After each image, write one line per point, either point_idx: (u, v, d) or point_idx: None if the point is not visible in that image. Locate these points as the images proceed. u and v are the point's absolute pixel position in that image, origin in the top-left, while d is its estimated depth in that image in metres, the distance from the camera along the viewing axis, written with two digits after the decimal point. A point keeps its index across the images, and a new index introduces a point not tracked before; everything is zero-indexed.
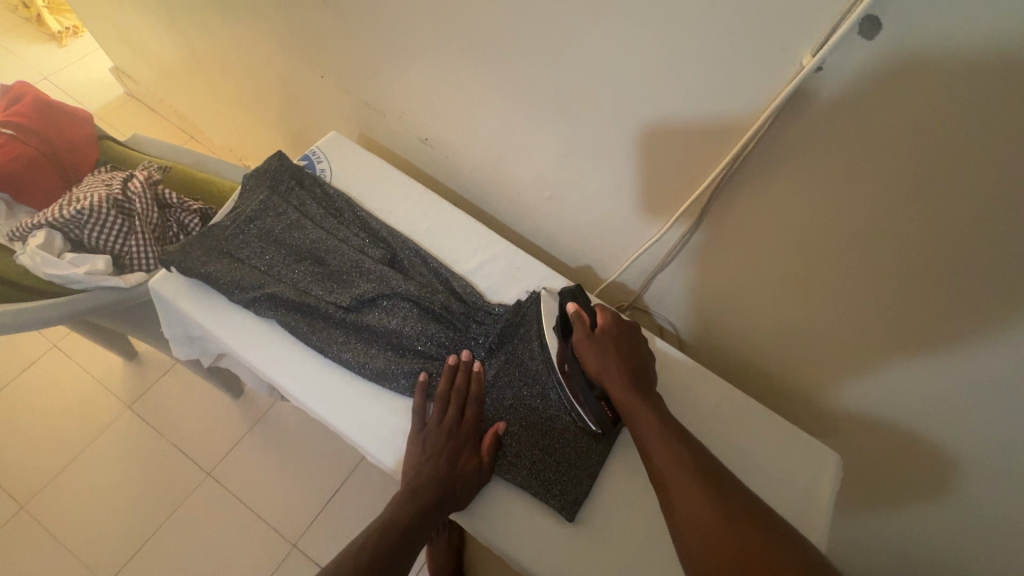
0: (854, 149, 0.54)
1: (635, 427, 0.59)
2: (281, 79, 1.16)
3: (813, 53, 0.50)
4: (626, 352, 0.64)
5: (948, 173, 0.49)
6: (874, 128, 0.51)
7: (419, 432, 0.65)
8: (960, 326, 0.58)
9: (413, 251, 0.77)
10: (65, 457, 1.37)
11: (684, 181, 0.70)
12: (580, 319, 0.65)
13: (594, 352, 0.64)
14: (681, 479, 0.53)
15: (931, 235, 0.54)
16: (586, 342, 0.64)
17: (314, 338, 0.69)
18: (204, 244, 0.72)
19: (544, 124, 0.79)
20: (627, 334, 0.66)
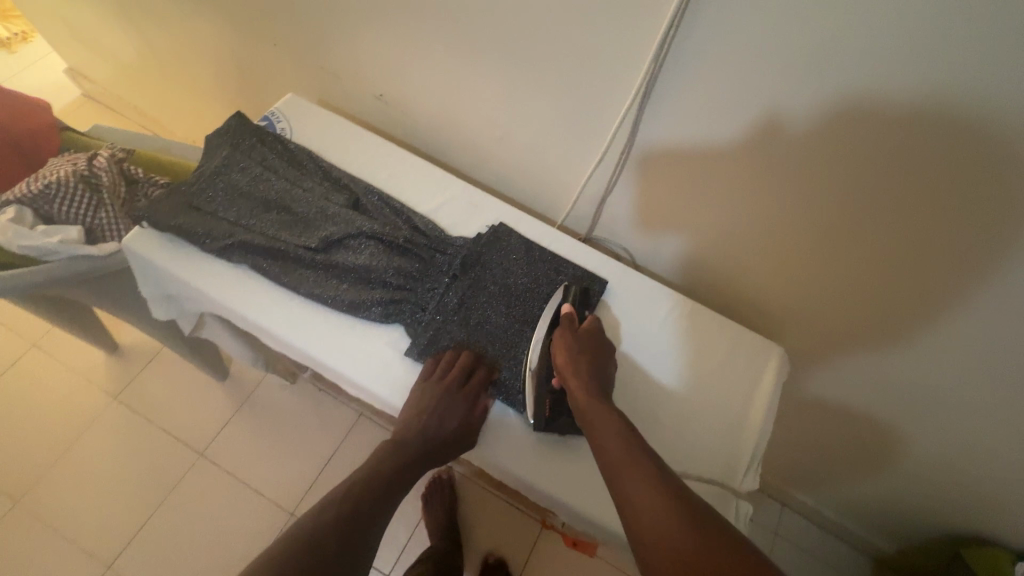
0: (753, 41, 0.60)
1: (588, 422, 0.61)
2: (235, 56, 1.18)
3: None
4: (596, 358, 0.68)
5: (831, 46, 0.56)
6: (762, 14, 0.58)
7: (410, 393, 0.69)
8: (866, 192, 0.66)
9: (375, 195, 0.81)
10: (55, 450, 1.39)
11: (619, 101, 0.75)
12: (569, 317, 0.71)
13: (569, 348, 0.68)
14: (631, 473, 0.54)
15: (830, 114, 0.61)
16: (565, 337, 0.69)
17: (287, 279, 0.73)
18: (173, 200, 0.76)
19: (486, 64, 0.84)
20: (605, 342, 0.71)
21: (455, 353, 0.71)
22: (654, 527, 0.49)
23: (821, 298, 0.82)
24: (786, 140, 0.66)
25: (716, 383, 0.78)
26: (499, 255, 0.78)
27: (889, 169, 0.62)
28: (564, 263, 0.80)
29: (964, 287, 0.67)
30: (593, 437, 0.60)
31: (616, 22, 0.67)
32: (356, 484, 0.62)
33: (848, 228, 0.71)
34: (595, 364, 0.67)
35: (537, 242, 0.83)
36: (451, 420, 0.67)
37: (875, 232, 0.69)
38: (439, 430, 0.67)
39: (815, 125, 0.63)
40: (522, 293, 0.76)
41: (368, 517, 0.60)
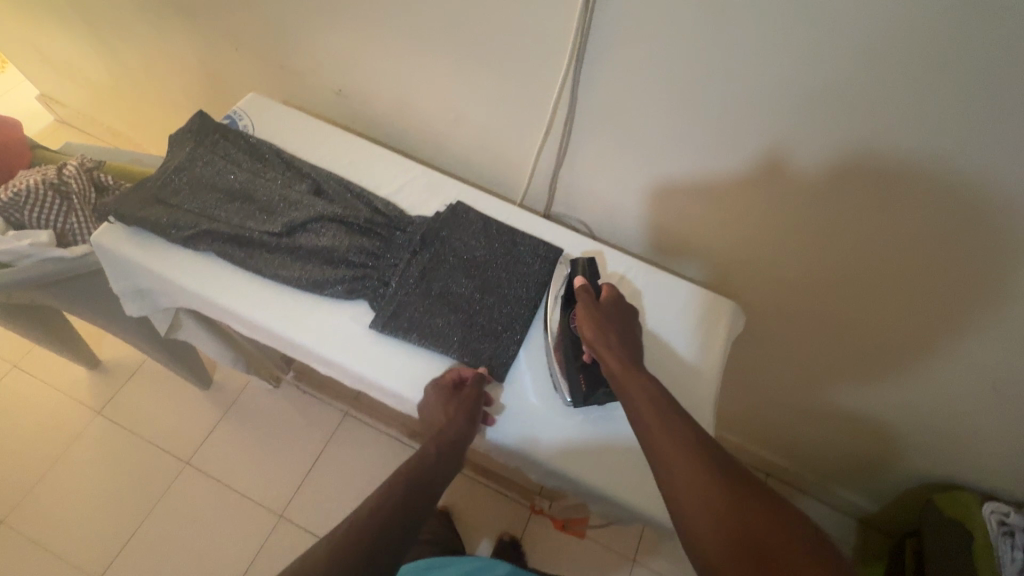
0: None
1: (629, 394, 0.63)
2: (200, 65, 1.22)
3: None
4: (621, 331, 0.71)
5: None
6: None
7: (439, 404, 0.68)
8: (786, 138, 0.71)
9: (335, 181, 0.84)
10: (40, 469, 1.39)
11: (556, 73, 0.79)
12: (585, 291, 0.75)
13: (594, 321, 0.71)
14: (678, 444, 0.56)
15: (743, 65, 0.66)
16: (589, 311, 0.72)
17: (252, 263, 0.76)
18: (139, 194, 0.79)
19: (433, 50, 0.87)
20: (621, 312, 0.75)
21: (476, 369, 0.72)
22: (707, 499, 0.51)
23: (769, 247, 0.86)
24: (710, 93, 0.71)
25: (674, 336, 0.82)
26: (458, 231, 0.82)
27: (804, 110, 0.67)
28: (520, 235, 0.83)
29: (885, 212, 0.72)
30: (634, 416, 0.61)
31: None
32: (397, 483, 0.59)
33: (779, 170, 0.75)
34: (622, 338, 0.70)
35: (494, 217, 0.86)
36: (471, 426, 0.67)
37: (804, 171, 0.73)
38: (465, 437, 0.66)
39: (730, 75, 0.68)
40: (481, 264, 0.80)
41: (415, 497, 0.58)
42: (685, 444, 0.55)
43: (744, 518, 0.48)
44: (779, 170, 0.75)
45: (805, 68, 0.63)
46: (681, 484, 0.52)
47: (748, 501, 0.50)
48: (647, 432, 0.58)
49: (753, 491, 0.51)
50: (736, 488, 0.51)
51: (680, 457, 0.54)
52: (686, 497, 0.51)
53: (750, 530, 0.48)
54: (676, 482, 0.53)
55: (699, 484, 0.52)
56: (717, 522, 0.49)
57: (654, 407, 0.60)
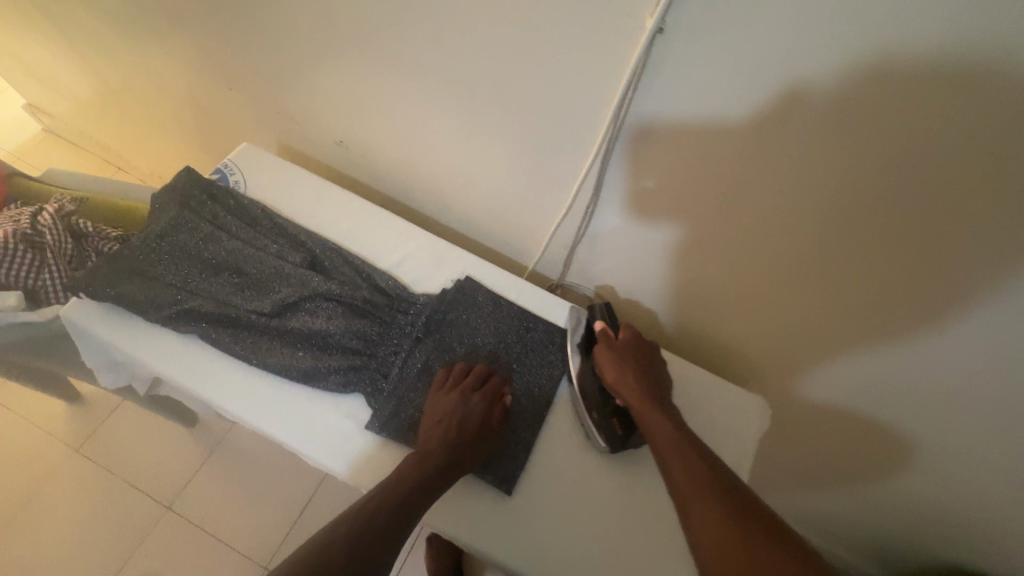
0: (711, 96, 0.57)
1: (651, 430, 0.60)
2: (195, 97, 1.15)
3: (653, 15, 0.53)
4: (644, 364, 0.68)
5: (791, 105, 0.53)
6: (722, 77, 0.54)
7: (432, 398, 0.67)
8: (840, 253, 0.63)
9: (333, 251, 0.77)
10: (12, 509, 1.32)
11: (582, 153, 0.72)
12: (603, 333, 0.71)
13: (614, 361, 0.67)
14: (692, 476, 0.53)
15: (797, 176, 0.58)
16: (606, 351, 0.68)
17: (238, 348, 0.69)
18: (114, 265, 0.71)
19: (443, 112, 0.81)
20: (646, 347, 0.70)
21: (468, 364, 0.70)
22: (716, 532, 0.47)
23: (800, 348, 0.78)
24: (753, 194, 0.63)
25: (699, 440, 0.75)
26: (465, 314, 0.75)
27: (863, 231, 0.59)
28: (532, 319, 0.77)
29: (941, 347, 0.64)
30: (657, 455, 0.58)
31: (574, 76, 0.64)
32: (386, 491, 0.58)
33: (824, 282, 0.67)
34: (646, 373, 0.66)
35: (504, 295, 0.79)
36: (469, 413, 0.65)
37: (853, 289, 0.65)
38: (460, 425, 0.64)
39: (780, 183, 0.60)
40: (488, 354, 0.73)
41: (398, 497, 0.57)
42: (702, 484, 0.52)
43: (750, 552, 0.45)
44: (822, 281, 0.67)
45: (869, 192, 0.55)
46: (692, 518, 0.50)
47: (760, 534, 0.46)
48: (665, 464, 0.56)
49: (766, 527, 0.47)
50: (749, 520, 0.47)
51: (693, 490, 0.52)
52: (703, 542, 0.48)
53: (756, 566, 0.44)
54: (688, 517, 0.50)
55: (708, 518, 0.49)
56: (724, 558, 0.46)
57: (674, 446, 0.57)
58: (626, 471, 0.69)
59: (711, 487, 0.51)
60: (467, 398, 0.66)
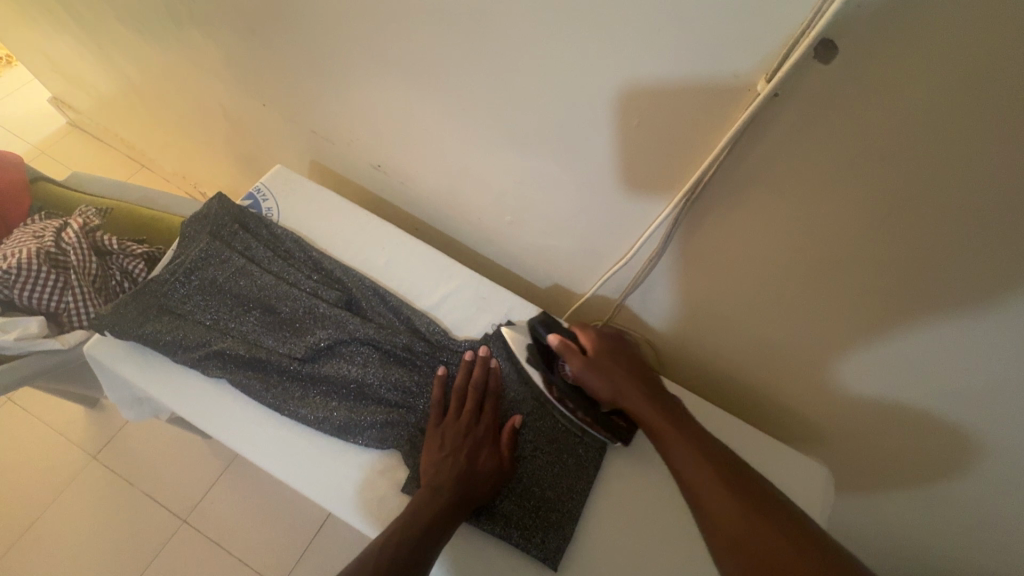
0: (817, 174, 0.49)
1: (658, 441, 0.57)
2: (225, 108, 1.11)
3: (769, 78, 0.45)
4: (628, 367, 0.63)
5: (919, 199, 0.45)
6: (837, 157, 0.47)
7: (431, 426, 0.64)
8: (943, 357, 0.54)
9: (370, 289, 0.72)
10: (30, 514, 1.30)
11: (652, 207, 0.66)
12: (567, 347, 0.64)
13: (597, 376, 0.62)
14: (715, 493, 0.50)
15: (907, 271, 0.51)
16: (584, 367, 0.63)
17: (270, 395, 0.65)
18: (141, 303, 0.67)
19: (491, 146, 0.75)
20: (619, 345, 0.66)
21: (467, 375, 0.67)
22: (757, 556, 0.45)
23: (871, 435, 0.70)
24: (847, 278, 0.56)
25: None
26: (509, 364, 0.70)
27: (977, 339, 0.50)
28: None
29: None
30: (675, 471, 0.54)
31: (654, 132, 0.57)
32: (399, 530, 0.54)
33: (917, 381, 0.58)
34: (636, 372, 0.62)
35: None
36: (475, 439, 0.63)
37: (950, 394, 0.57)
38: (471, 456, 0.61)
39: (885, 272, 0.52)
40: (533, 409, 0.68)
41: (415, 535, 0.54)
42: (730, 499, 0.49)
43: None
44: (915, 379, 0.58)
45: (995, 303, 0.47)
46: (725, 543, 0.47)
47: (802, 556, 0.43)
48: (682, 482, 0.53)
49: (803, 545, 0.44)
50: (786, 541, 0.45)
51: (717, 508, 0.49)
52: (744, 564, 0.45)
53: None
54: (720, 542, 0.47)
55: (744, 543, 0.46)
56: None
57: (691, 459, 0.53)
58: (681, 562, 0.63)
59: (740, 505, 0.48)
60: (473, 426, 0.63)
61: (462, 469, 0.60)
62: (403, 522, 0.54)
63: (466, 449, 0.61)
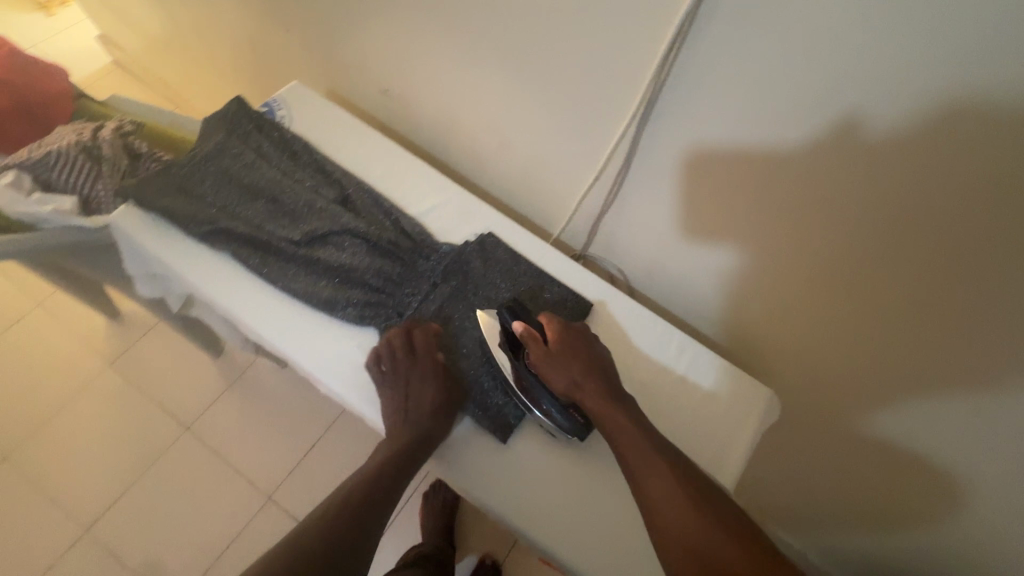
0: (755, 64, 0.58)
1: (620, 449, 0.58)
2: (252, 39, 1.18)
3: None
4: (590, 359, 0.65)
5: (840, 74, 0.54)
6: (767, 41, 0.55)
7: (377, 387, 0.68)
8: (875, 243, 0.62)
9: (364, 192, 0.80)
10: (51, 409, 1.41)
11: (618, 118, 0.73)
12: (531, 337, 0.66)
13: (557, 367, 0.64)
14: (671, 499, 0.53)
15: (837, 158, 0.59)
16: (545, 358, 0.65)
17: (266, 272, 0.73)
18: (163, 179, 0.76)
19: (489, 70, 0.82)
20: (578, 337, 0.67)
21: (405, 332, 0.70)
22: (706, 557, 0.49)
23: (814, 347, 0.77)
24: (787, 174, 0.63)
25: (704, 425, 0.74)
26: (485, 267, 0.76)
27: (899, 219, 0.58)
28: (549, 281, 0.77)
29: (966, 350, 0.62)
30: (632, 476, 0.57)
31: (620, 36, 0.64)
32: (345, 498, 0.59)
33: (846, 271, 0.67)
34: (595, 376, 0.63)
35: (524, 255, 0.80)
36: (419, 392, 0.66)
37: (872, 282, 0.65)
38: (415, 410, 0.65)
39: (817, 162, 0.60)
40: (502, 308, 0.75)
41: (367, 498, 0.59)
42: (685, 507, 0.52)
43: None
44: (850, 269, 0.66)
45: (906, 178, 0.55)
46: (677, 545, 0.51)
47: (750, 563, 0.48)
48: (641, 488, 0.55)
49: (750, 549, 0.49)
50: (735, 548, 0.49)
51: (672, 515, 0.52)
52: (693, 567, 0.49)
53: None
54: (674, 549, 0.51)
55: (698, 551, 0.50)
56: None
57: (646, 465, 0.56)
58: None
59: (696, 512, 0.52)
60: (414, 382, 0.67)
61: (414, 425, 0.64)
62: (353, 491, 0.60)
63: (412, 404, 0.66)
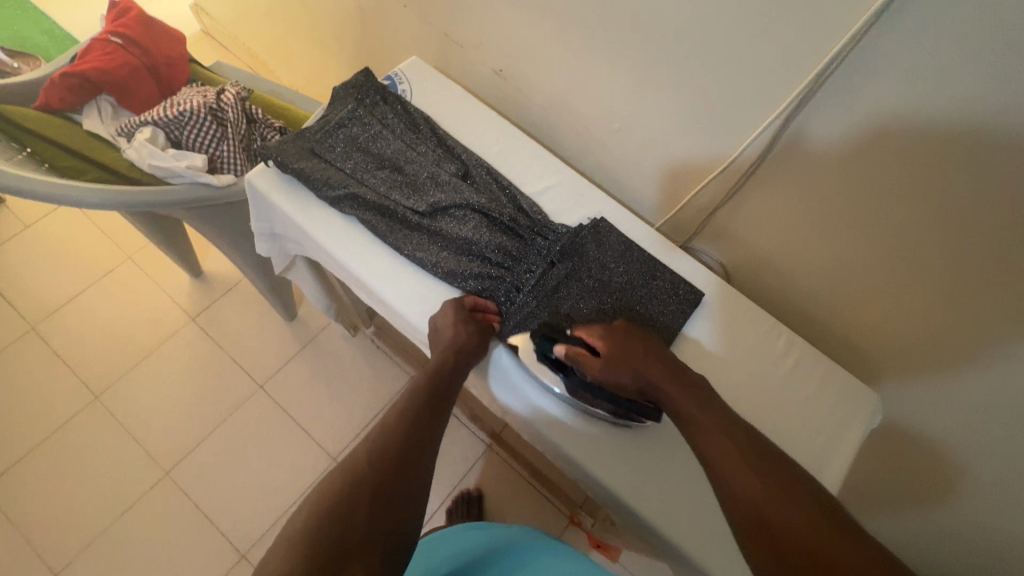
0: (933, 74, 0.56)
1: (682, 414, 0.60)
2: (361, 12, 1.21)
3: None
4: (643, 354, 0.65)
5: None
6: (954, 51, 0.53)
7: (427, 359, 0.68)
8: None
9: (484, 169, 0.82)
10: (136, 356, 1.49)
11: (760, 115, 0.72)
12: (579, 356, 0.66)
13: (619, 374, 0.64)
14: (737, 455, 0.55)
15: (1004, 175, 0.56)
16: (603, 373, 0.64)
17: (391, 238, 0.75)
18: (298, 144, 0.79)
19: (616, 59, 0.82)
20: (624, 334, 0.68)
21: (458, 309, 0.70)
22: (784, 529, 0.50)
23: (930, 360, 0.76)
24: (939, 185, 0.62)
25: (808, 426, 0.74)
26: (599, 249, 0.78)
27: None
28: (662, 269, 0.78)
29: None
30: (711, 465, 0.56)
31: (781, 31, 0.63)
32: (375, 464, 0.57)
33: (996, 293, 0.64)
34: (653, 353, 0.66)
35: (636, 242, 0.81)
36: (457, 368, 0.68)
37: (1021, 306, 0.63)
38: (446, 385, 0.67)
39: (984, 179, 0.58)
40: (616, 292, 0.76)
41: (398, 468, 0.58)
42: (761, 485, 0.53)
43: (807, 541, 0.49)
44: (992, 287, 0.64)
45: None
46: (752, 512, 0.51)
47: (808, 517, 0.50)
48: (702, 448, 0.57)
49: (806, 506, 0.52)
50: (792, 502, 0.52)
51: (735, 469, 0.54)
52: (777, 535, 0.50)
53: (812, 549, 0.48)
54: (735, 497, 0.53)
55: (756, 491, 0.52)
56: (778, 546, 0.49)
57: (724, 447, 0.56)
58: None
59: (756, 469, 0.54)
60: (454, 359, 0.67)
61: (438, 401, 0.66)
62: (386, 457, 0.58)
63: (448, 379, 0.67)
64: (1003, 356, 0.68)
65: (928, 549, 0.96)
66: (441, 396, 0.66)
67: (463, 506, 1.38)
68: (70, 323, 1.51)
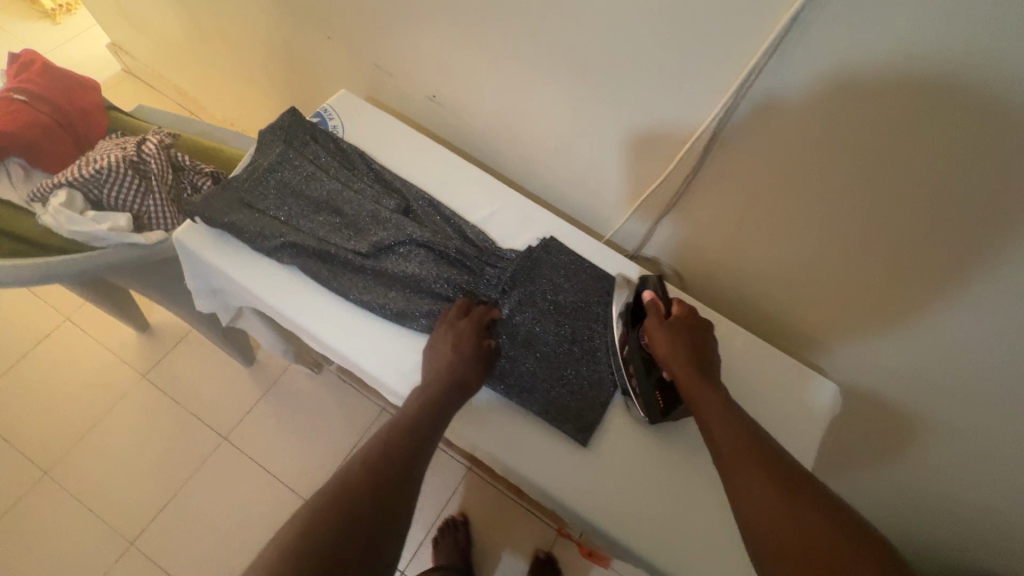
0: (848, 79, 0.56)
1: (698, 408, 0.59)
2: (286, 46, 1.17)
3: None
4: (697, 343, 0.64)
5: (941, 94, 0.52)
6: (866, 58, 0.54)
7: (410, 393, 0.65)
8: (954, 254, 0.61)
9: (425, 200, 0.81)
10: (84, 425, 1.40)
11: (690, 127, 0.72)
12: (654, 306, 0.67)
13: (668, 342, 0.64)
14: (749, 462, 0.53)
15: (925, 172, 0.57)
16: (657, 329, 0.65)
17: (335, 284, 0.72)
18: (227, 195, 0.75)
19: (547, 77, 0.81)
20: (699, 326, 0.67)
21: (450, 323, 0.70)
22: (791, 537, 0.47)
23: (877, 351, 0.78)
24: (868, 186, 0.62)
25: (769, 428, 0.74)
26: (550, 272, 0.77)
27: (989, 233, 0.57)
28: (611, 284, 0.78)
29: None
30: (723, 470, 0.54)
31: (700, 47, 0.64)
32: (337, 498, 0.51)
33: (929, 288, 0.65)
34: (705, 348, 0.65)
35: (584, 257, 0.81)
36: (443, 388, 0.64)
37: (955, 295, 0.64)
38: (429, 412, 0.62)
39: (903, 180, 0.59)
40: (570, 312, 0.75)
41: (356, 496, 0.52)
42: (770, 489, 0.51)
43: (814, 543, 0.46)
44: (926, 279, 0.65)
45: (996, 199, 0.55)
46: (756, 515, 0.50)
47: (820, 524, 0.47)
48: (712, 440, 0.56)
49: (830, 518, 0.48)
50: (813, 511, 0.49)
51: (750, 476, 0.52)
52: (775, 536, 0.48)
53: (820, 555, 0.45)
54: (746, 496, 0.51)
55: (765, 499, 0.50)
56: (783, 548, 0.47)
57: (732, 443, 0.55)
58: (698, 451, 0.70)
59: (774, 477, 0.52)
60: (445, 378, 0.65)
61: (416, 427, 0.60)
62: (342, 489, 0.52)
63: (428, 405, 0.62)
64: (943, 343, 0.69)
65: (897, 529, 0.97)
66: (431, 423, 0.61)
67: (449, 536, 1.34)
68: (7, 397, 1.41)
